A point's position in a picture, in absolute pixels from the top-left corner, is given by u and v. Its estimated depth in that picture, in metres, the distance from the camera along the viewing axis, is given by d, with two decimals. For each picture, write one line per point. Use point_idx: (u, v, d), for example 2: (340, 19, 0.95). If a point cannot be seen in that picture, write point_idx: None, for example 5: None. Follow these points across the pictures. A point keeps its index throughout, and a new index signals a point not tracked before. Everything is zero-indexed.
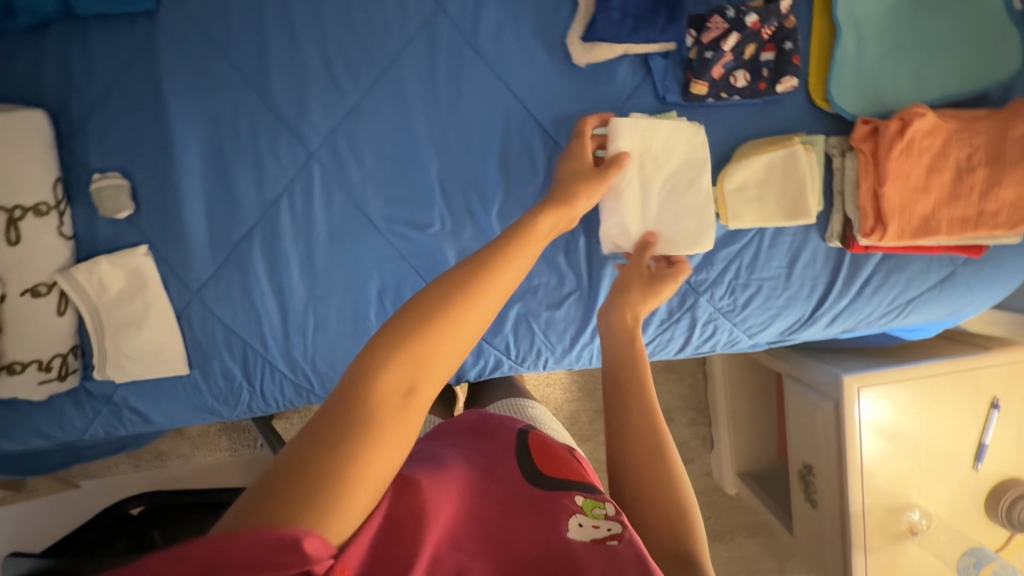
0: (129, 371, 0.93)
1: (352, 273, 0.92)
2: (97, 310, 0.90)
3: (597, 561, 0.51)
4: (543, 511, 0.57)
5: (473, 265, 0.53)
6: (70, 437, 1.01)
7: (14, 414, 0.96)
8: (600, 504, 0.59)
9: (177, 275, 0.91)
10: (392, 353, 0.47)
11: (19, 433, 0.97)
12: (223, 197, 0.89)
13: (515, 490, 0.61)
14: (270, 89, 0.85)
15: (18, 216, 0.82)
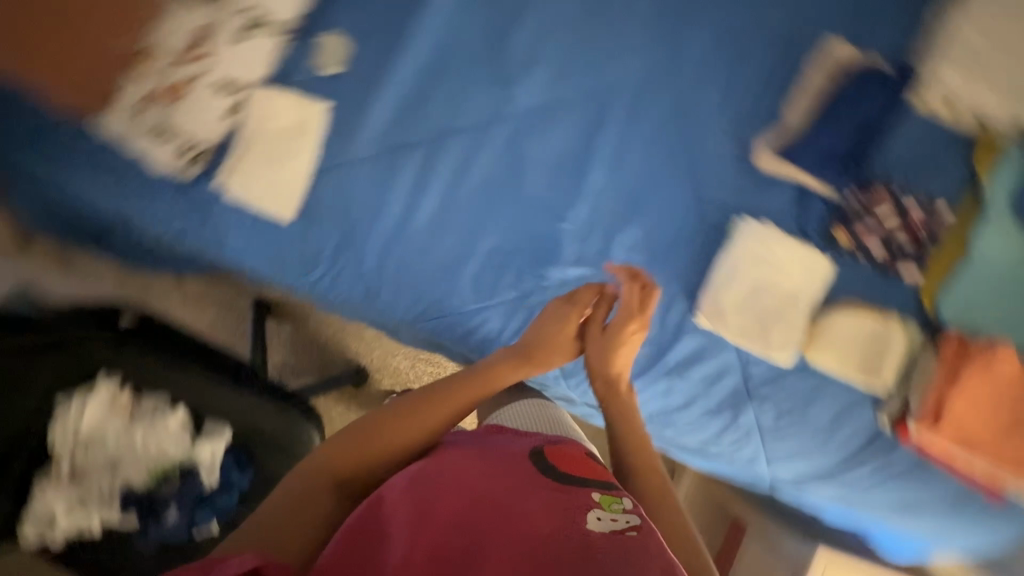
0: (242, 193, 0.99)
1: (478, 223, 1.00)
2: (254, 130, 0.96)
3: (618, 549, 0.66)
4: (567, 504, 0.71)
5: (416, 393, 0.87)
6: (139, 228, 1.02)
7: (110, 177, 0.98)
8: (616, 500, 0.75)
9: (336, 143, 0.98)
10: (348, 439, 0.80)
11: (101, 197, 0.99)
12: (414, 107, 0.98)
13: (534, 482, 0.75)
14: (505, 50, 0.97)
15: (256, 26, 0.93)
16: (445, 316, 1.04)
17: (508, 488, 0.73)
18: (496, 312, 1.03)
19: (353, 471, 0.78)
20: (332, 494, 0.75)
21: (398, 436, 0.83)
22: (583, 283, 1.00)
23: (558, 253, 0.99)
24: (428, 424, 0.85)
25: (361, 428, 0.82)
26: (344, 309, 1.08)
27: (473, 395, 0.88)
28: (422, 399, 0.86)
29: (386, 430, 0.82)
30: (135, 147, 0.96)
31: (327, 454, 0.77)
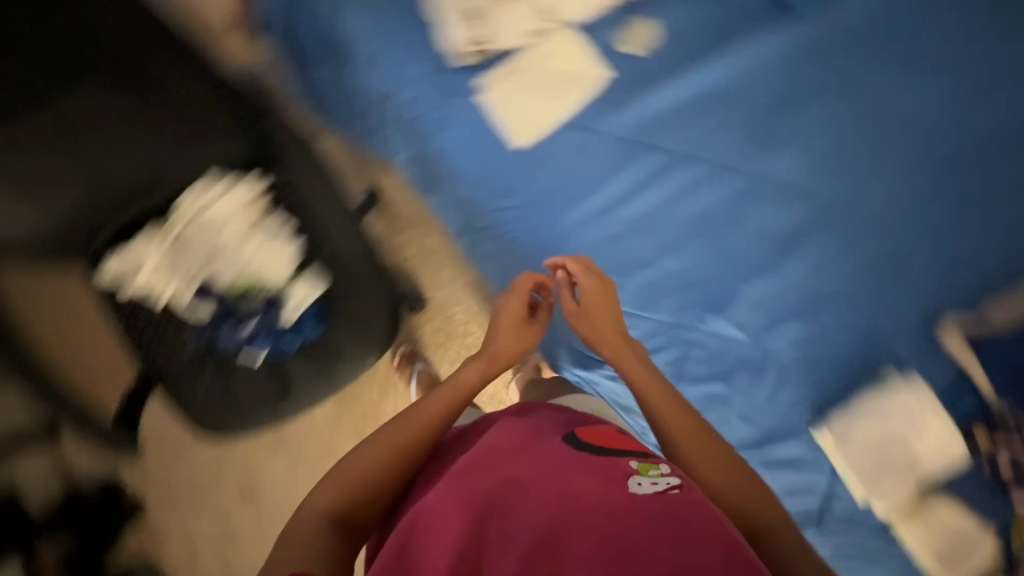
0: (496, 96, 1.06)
1: (672, 242, 1.04)
2: (541, 57, 1.07)
3: (657, 502, 0.78)
4: (610, 471, 0.85)
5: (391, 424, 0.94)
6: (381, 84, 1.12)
7: (401, 31, 1.10)
8: (654, 467, 0.88)
9: (596, 104, 1.06)
10: (329, 481, 0.86)
11: (382, 40, 1.10)
12: (677, 118, 1.05)
13: (573, 457, 0.90)
14: (775, 121, 1.06)
15: None
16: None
17: (550, 459, 0.89)
18: (637, 327, 1.05)
19: (346, 508, 0.83)
20: (336, 529, 0.79)
21: (381, 466, 0.88)
22: (731, 346, 1.02)
23: (728, 312, 1.02)
24: (406, 443, 0.91)
25: (350, 463, 0.88)
26: (511, 251, 1.13)
27: (440, 412, 0.96)
28: (399, 428, 0.92)
29: (374, 458, 0.88)
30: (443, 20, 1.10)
31: (323, 499, 0.83)
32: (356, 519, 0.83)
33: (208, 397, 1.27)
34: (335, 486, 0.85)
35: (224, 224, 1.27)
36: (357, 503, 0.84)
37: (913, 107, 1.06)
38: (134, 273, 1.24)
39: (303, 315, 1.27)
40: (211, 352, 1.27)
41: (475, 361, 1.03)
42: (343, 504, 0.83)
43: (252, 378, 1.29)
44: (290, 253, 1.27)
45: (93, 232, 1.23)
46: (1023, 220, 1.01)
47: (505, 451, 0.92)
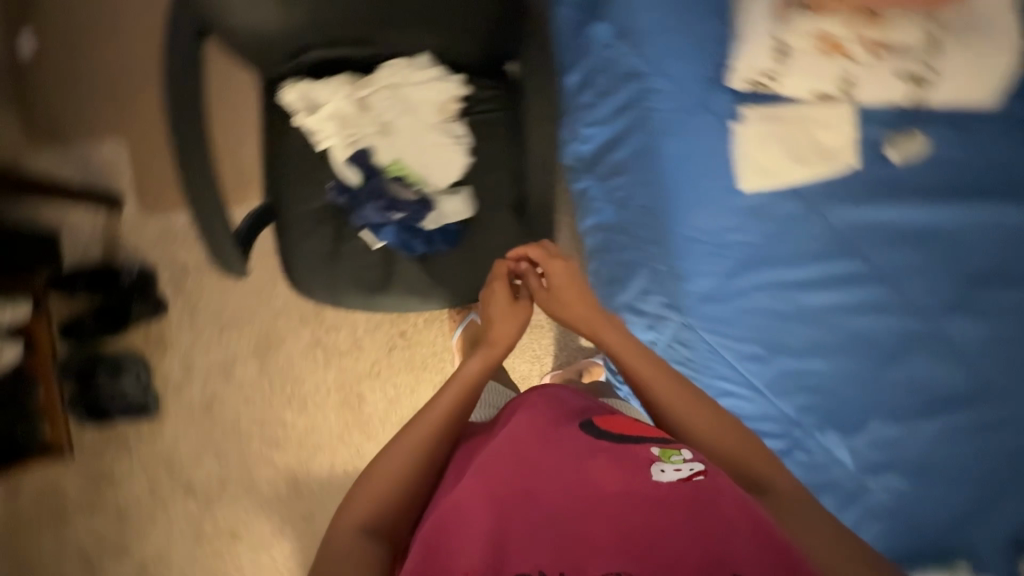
0: (749, 134, 1.11)
1: (835, 347, 1.07)
2: (810, 120, 1.11)
3: (682, 492, 0.85)
4: (632, 461, 0.90)
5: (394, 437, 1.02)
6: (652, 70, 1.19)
7: (695, 33, 1.16)
8: (674, 451, 0.93)
9: (831, 189, 1.10)
10: (354, 495, 0.96)
11: (673, 35, 1.17)
12: (895, 241, 1.09)
13: (589, 448, 0.94)
14: (983, 288, 1.08)
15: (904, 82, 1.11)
16: (732, 365, 1.11)
17: (570, 450, 0.94)
18: (759, 405, 1.10)
19: (381, 520, 0.94)
20: (374, 538, 0.92)
21: (398, 474, 0.98)
22: (837, 464, 1.07)
23: (842, 429, 1.07)
24: (414, 447, 1.00)
25: (377, 472, 0.98)
26: (673, 277, 1.16)
27: (444, 416, 1.03)
28: (413, 442, 1.00)
29: (398, 465, 0.98)
30: (745, 38, 1.12)
31: (355, 514, 0.94)
32: (386, 527, 0.94)
33: (316, 250, 1.26)
34: (361, 503, 0.95)
35: (414, 106, 1.23)
36: (386, 514, 0.95)
37: None
38: (313, 108, 1.20)
39: (440, 228, 1.25)
40: (342, 211, 1.27)
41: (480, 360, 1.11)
42: (372, 519, 0.94)
43: (362, 256, 1.27)
44: (455, 169, 1.24)
45: (294, 55, 1.17)
46: None
47: (525, 438, 0.97)
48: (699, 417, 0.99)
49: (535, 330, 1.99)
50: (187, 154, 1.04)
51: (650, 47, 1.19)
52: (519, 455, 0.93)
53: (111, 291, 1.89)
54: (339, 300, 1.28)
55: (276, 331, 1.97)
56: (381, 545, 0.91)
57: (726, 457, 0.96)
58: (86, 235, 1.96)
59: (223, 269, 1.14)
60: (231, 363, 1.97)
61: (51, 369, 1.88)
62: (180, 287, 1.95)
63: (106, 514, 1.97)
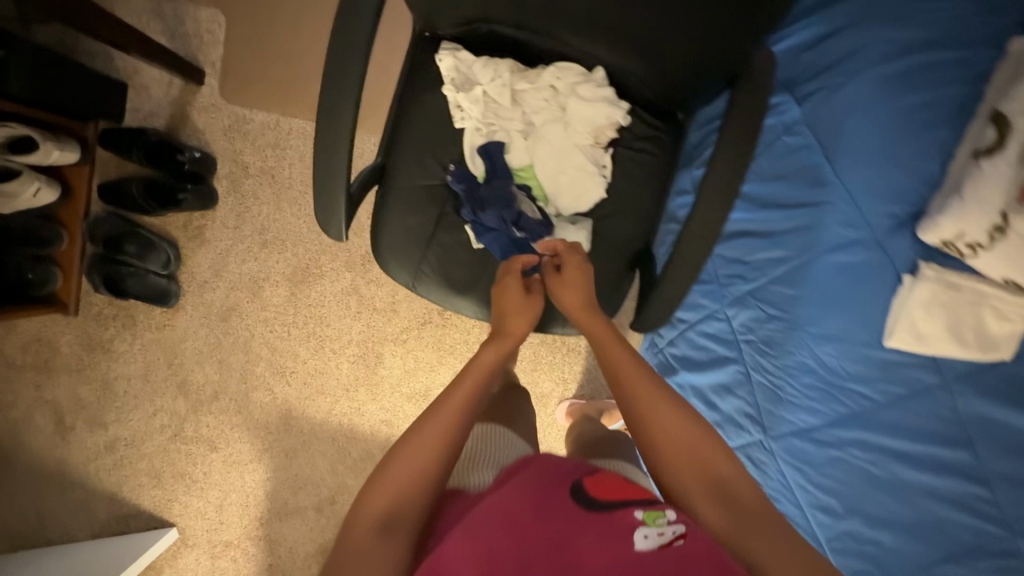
0: (930, 291, 1.11)
1: (908, 518, 1.13)
2: (987, 298, 1.10)
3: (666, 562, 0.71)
4: (613, 532, 0.76)
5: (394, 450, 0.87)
6: (835, 188, 1.19)
7: (906, 168, 1.16)
8: (658, 513, 0.79)
9: (965, 372, 1.13)
10: (365, 490, 0.84)
11: (887, 164, 1.16)
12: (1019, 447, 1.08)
13: (576, 520, 0.78)
14: None
15: None
16: (801, 502, 1.21)
17: (555, 516, 0.78)
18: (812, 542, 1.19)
19: (395, 510, 0.82)
20: (387, 534, 0.80)
21: (403, 476, 0.84)
22: None
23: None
24: (418, 456, 0.86)
25: (388, 475, 0.85)
26: (775, 399, 1.23)
27: (455, 415, 0.89)
28: (425, 435, 0.87)
29: (411, 466, 0.85)
30: (979, 188, 1.04)
31: (373, 504, 0.82)
32: (398, 525, 0.82)
33: (414, 227, 1.18)
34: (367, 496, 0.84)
35: (568, 120, 1.12)
36: (395, 512, 0.82)
37: None
38: (466, 86, 1.09)
39: None
40: (454, 198, 1.17)
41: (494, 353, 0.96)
42: (383, 509, 0.82)
43: (456, 250, 1.19)
44: (586, 200, 1.14)
45: (465, 24, 1.04)
46: None
47: (519, 504, 0.81)
48: (678, 425, 0.90)
49: (570, 354, 1.93)
50: (328, 103, 0.93)
51: (845, 163, 1.19)
52: (507, 519, 0.78)
53: (163, 165, 1.76)
54: (417, 285, 1.20)
55: (317, 265, 1.88)
56: (402, 542, 0.81)
57: (696, 470, 0.88)
58: (156, 98, 1.82)
59: (324, 227, 1.02)
60: (261, 280, 1.89)
61: (80, 220, 1.80)
62: (236, 187, 1.85)
63: (93, 382, 1.93)
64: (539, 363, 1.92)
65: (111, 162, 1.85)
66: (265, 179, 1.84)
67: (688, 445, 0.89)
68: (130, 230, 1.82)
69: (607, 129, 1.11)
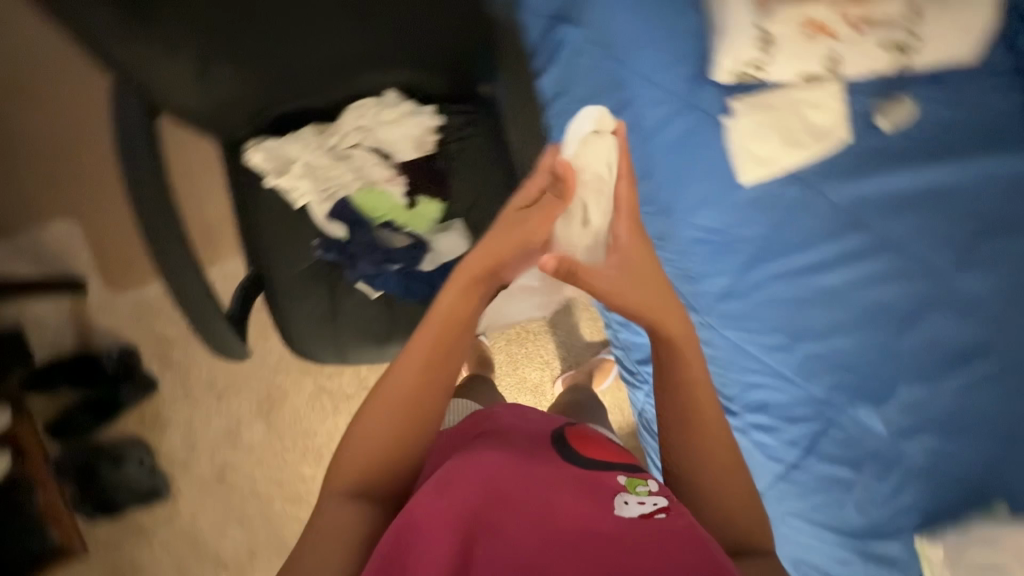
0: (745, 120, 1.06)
1: (853, 320, 1.05)
2: (791, 100, 1.06)
3: (649, 530, 0.71)
4: (593, 490, 0.77)
5: (358, 418, 0.80)
6: (619, 61, 1.10)
7: (666, 20, 1.09)
8: (641, 483, 0.81)
9: (824, 171, 1.05)
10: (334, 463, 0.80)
11: (641, 23, 1.09)
12: (956, 197, 1.06)
13: (563, 476, 0.80)
14: (976, 242, 1.05)
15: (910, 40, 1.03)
16: (758, 372, 1.07)
17: (538, 476, 0.78)
18: (783, 395, 1.07)
19: (365, 478, 0.79)
20: (357, 504, 0.77)
21: (366, 441, 0.79)
22: (869, 442, 1.05)
23: (825, 389, 1.05)
24: (381, 423, 0.79)
25: (354, 432, 0.80)
26: (685, 275, 1.09)
27: (417, 376, 0.79)
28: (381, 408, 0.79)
29: (373, 435, 0.79)
30: (717, 22, 1.04)
31: (344, 472, 0.79)
32: (375, 482, 0.79)
33: (310, 314, 1.20)
34: (334, 466, 0.80)
35: (387, 148, 1.19)
36: (365, 476, 0.79)
37: None
38: (284, 167, 1.14)
39: (439, 269, 1.20)
40: (336, 267, 1.21)
41: (450, 287, 0.80)
42: (355, 477, 0.79)
43: (360, 310, 1.21)
44: (438, 206, 1.21)
45: (256, 114, 1.10)
46: None
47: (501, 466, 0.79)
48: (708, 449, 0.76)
49: (539, 336, 1.97)
50: (161, 251, 0.96)
51: (618, 30, 1.10)
52: (488, 480, 0.76)
53: (92, 381, 1.79)
54: (348, 357, 1.22)
55: (276, 387, 1.90)
56: (373, 507, 0.77)
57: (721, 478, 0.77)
58: (52, 326, 1.83)
59: (227, 354, 1.06)
60: (235, 428, 1.89)
61: (46, 472, 1.75)
62: (166, 361, 1.86)
63: None
64: (518, 360, 1.96)
65: (45, 405, 1.82)
66: (186, 340, 1.85)
67: (731, 492, 0.77)
68: (93, 454, 1.82)
69: (422, 140, 1.18)
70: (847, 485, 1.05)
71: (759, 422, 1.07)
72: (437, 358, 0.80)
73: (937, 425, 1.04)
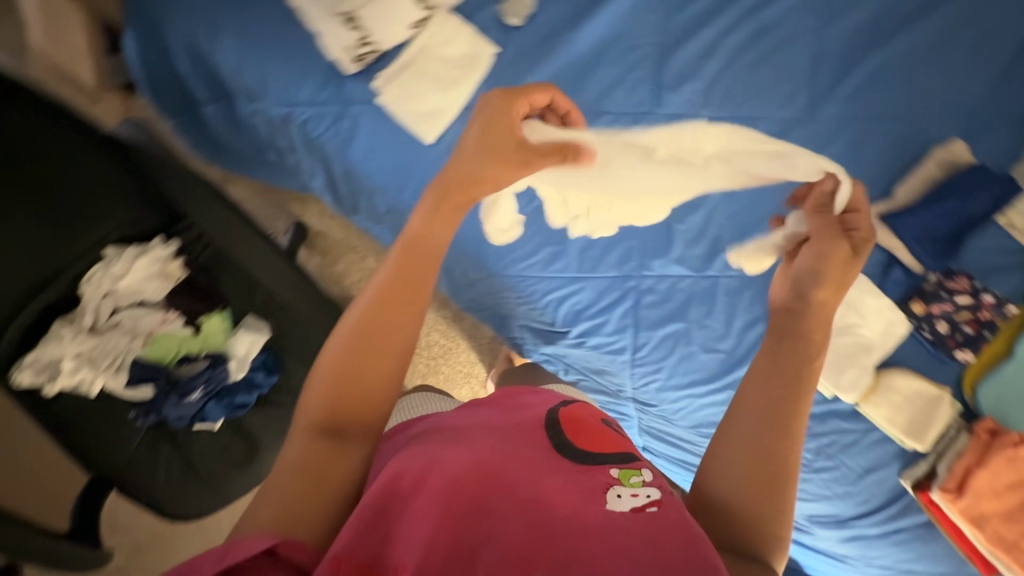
0: (395, 98, 1.01)
1: None
2: (426, 49, 1.01)
3: (638, 525, 0.60)
4: (583, 482, 0.66)
5: (335, 364, 0.66)
6: (274, 105, 1.07)
7: (276, 45, 1.03)
8: (634, 472, 0.69)
9: (496, 85, 1.03)
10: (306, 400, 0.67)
11: (256, 61, 1.04)
12: (622, 41, 1.05)
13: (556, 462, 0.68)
14: (665, 67, 1.05)
15: None
16: (556, 286, 1.07)
17: (528, 457, 0.69)
18: (590, 288, 1.05)
19: (343, 420, 0.65)
20: (334, 448, 0.63)
21: (347, 386, 0.66)
22: (682, 284, 1.03)
23: (611, 267, 1.04)
24: (368, 373, 0.67)
25: (332, 374, 0.66)
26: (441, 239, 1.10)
27: (408, 317, 0.69)
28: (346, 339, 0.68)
29: (361, 380, 0.66)
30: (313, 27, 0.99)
31: (312, 410, 0.65)
32: (347, 426, 0.65)
33: (168, 480, 1.13)
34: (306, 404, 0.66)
35: (144, 297, 1.18)
36: (345, 420, 0.65)
37: (715, 18, 1.05)
38: (49, 371, 1.08)
39: (250, 369, 1.21)
40: (163, 426, 1.17)
41: (425, 216, 0.72)
42: (340, 419, 0.65)
43: (214, 445, 1.20)
44: (220, 316, 1.21)
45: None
46: (853, 113, 1.04)
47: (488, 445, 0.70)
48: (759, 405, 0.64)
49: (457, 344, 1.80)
50: None
51: (249, 74, 1.05)
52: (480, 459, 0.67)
53: None
54: (226, 495, 1.20)
55: None
56: (353, 452, 0.64)
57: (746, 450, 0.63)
58: None
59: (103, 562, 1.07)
60: None
61: None
62: None
63: None
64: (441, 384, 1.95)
65: None
66: None
67: (755, 460, 0.63)
68: None
69: (163, 278, 1.17)
70: (684, 336, 1.03)
71: (584, 328, 1.08)
72: (403, 296, 0.69)
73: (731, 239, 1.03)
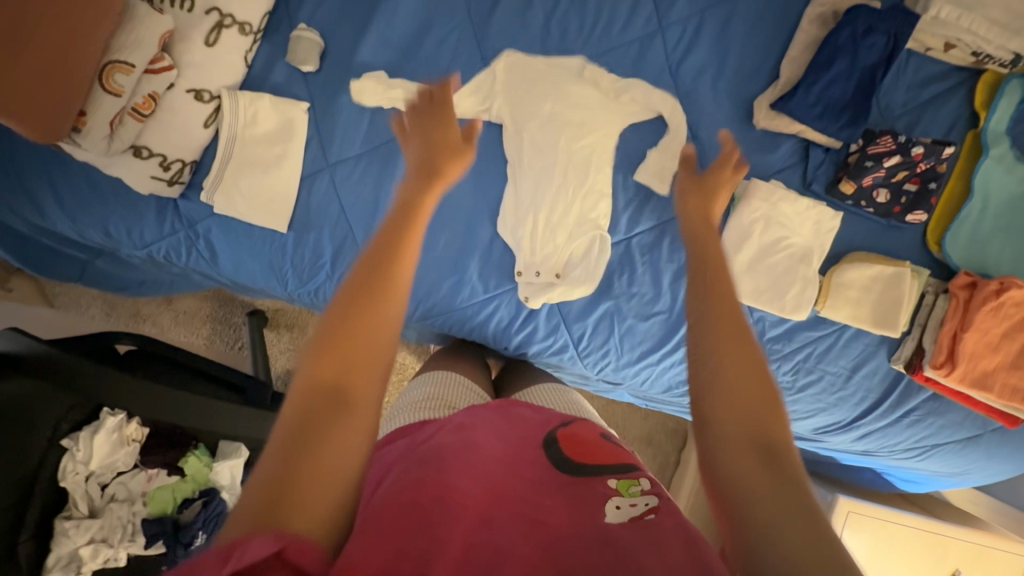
0: (232, 205, 0.94)
1: (479, 209, 0.96)
2: (235, 139, 0.92)
3: (637, 539, 0.52)
4: (579, 500, 0.58)
5: (347, 323, 0.53)
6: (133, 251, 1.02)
7: (97, 198, 0.97)
8: (632, 483, 0.61)
9: (321, 142, 0.94)
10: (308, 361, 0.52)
11: (90, 222, 0.99)
12: (429, 35, 0.93)
13: (555, 477, 0.62)
14: (485, 40, 0.93)
15: (225, 23, 0.87)
16: (476, 311, 1.00)
17: (528, 478, 0.62)
18: (505, 303, 0.99)
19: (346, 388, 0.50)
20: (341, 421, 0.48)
21: (361, 354, 0.53)
22: (590, 263, 0.95)
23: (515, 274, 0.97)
24: (379, 343, 0.54)
25: (349, 338, 0.53)
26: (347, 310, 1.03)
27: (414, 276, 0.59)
28: (333, 321, 0.54)
29: (377, 350, 0.54)
30: (111, 170, 0.90)
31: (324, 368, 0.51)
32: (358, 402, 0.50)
33: None
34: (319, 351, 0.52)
35: (122, 465, 1.12)
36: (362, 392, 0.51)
37: None
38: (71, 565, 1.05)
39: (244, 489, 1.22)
40: None
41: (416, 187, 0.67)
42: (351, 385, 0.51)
43: None
44: (197, 453, 1.20)
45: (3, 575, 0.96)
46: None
47: (487, 461, 0.63)
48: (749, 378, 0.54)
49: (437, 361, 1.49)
50: None
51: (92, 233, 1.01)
52: (487, 475, 0.61)
53: None
54: None
55: None
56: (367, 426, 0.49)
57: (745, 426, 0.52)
58: None
59: None
60: None
61: None
62: None
63: None
64: None
65: None
66: None
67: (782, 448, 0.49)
68: None
69: (127, 448, 1.12)
70: (617, 312, 0.97)
71: (519, 341, 1.01)
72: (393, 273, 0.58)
73: (627, 197, 0.94)
